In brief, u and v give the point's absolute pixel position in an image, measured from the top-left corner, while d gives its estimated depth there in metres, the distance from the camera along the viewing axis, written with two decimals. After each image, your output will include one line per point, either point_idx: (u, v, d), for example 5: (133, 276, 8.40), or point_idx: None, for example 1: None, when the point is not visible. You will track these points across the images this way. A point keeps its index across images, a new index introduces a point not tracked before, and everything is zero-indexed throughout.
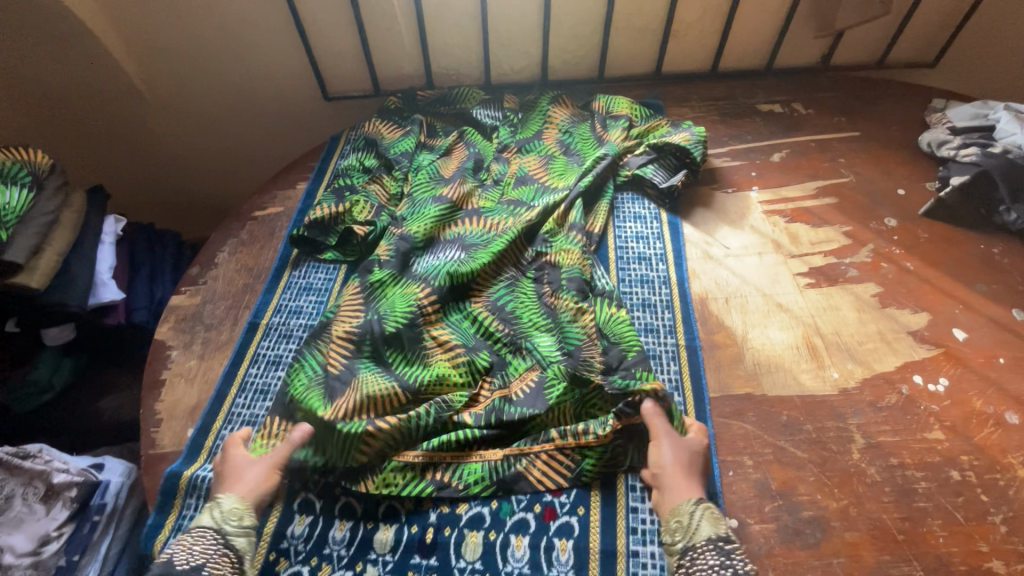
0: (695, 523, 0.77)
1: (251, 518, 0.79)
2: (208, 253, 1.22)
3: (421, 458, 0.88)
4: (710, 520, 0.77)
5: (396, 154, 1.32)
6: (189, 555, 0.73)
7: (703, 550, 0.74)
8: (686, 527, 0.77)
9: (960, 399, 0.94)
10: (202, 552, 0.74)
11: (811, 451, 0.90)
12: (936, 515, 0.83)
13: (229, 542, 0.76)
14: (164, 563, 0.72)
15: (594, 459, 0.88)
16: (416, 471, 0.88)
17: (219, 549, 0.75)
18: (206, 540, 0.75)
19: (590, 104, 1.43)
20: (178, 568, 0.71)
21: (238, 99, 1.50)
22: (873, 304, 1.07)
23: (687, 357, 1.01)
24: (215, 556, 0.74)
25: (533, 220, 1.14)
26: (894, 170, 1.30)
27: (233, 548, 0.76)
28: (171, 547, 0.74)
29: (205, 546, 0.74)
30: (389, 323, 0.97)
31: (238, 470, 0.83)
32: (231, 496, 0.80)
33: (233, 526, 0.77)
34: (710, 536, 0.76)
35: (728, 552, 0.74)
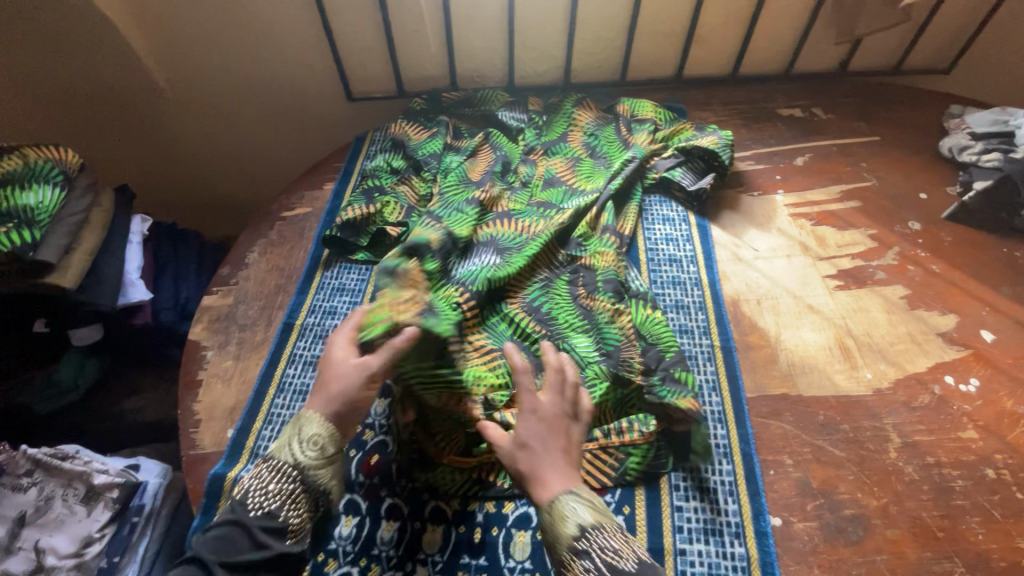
0: (559, 531, 0.69)
1: (333, 446, 0.74)
2: (238, 254, 1.22)
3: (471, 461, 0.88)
4: (570, 517, 0.69)
5: (425, 155, 1.31)
6: (263, 496, 0.70)
7: (573, 562, 0.68)
8: (553, 536, 0.70)
9: (991, 399, 0.96)
10: (276, 492, 0.70)
11: (849, 451, 0.91)
12: (974, 512, 0.85)
13: (306, 479, 0.72)
14: (239, 502, 0.70)
15: (639, 458, 0.89)
16: (466, 473, 0.88)
17: (296, 488, 0.71)
18: (282, 477, 0.71)
19: (614, 107, 1.44)
20: (252, 514, 0.69)
21: (262, 98, 1.50)
22: (902, 306, 1.09)
23: (723, 357, 1.03)
24: (292, 495, 0.71)
25: (566, 223, 1.15)
26: (915, 174, 1.32)
27: (311, 486, 0.72)
28: (248, 479, 0.72)
29: (279, 485, 0.71)
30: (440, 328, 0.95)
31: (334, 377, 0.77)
32: (313, 421, 0.74)
33: (313, 460, 0.73)
34: (572, 542, 0.68)
35: (589, 549, 0.67)
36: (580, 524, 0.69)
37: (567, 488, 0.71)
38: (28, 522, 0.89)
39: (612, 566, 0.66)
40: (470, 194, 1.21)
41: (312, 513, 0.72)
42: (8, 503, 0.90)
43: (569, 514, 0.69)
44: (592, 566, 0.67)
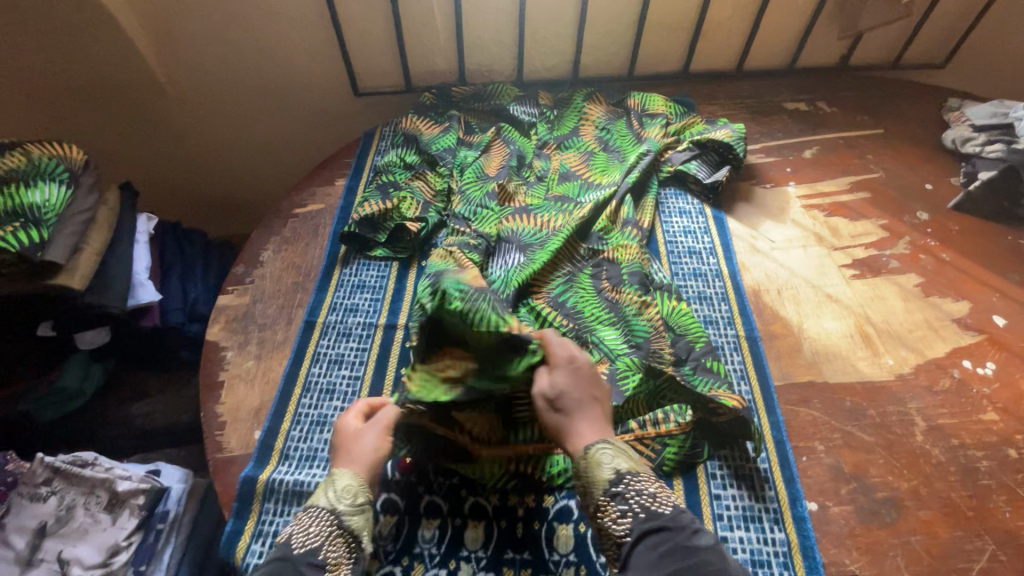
0: (595, 476, 0.72)
1: (365, 496, 0.75)
2: (252, 252, 1.20)
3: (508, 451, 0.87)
4: (606, 463, 0.72)
5: (439, 150, 1.29)
6: (304, 538, 0.70)
7: (608, 506, 0.70)
8: (588, 482, 0.72)
9: (1007, 381, 0.99)
10: (317, 534, 0.70)
11: (877, 435, 0.93)
12: (1000, 491, 0.87)
13: (344, 522, 0.72)
14: (282, 545, 0.69)
15: (675, 448, 0.90)
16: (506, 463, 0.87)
17: (334, 531, 0.71)
18: (321, 520, 0.72)
19: (624, 101, 1.42)
20: (295, 552, 0.68)
21: (265, 91, 1.46)
22: (917, 294, 1.12)
23: (749, 347, 1.04)
24: (330, 538, 0.71)
25: (586, 217, 1.15)
26: (920, 166, 1.35)
27: (347, 528, 0.72)
28: (288, 526, 0.72)
29: (319, 527, 0.71)
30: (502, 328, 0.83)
31: (356, 445, 0.79)
32: (344, 473, 0.76)
33: (347, 505, 0.73)
34: (608, 485, 0.71)
35: (626, 493, 0.70)
36: (615, 470, 0.71)
37: (597, 438, 0.74)
38: (50, 534, 0.87)
39: (648, 510, 0.68)
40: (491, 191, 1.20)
41: (351, 560, 0.72)
42: (27, 514, 0.88)
43: (605, 459, 0.72)
44: (627, 510, 0.69)
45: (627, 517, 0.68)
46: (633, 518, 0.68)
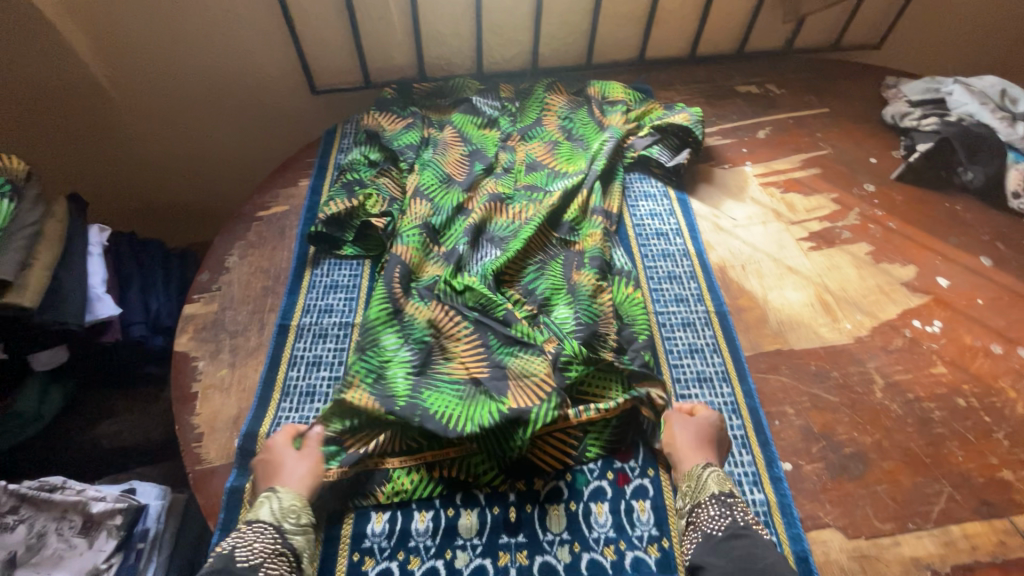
0: (703, 484, 0.81)
1: (307, 516, 0.79)
2: (216, 258, 1.16)
3: (420, 459, 0.89)
4: (716, 479, 0.81)
5: (401, 146, 1.27)
6: (250, 551, 0.71)
7: (705, 505, 0.78)
8: (695, 488, 0.81)
9: (953, 337, 1.07)
10: (263, 549, 0.72)
11: (841, 395, 0.99)
12: (953, 438, 0.94)
13: (288, 540, 0.75)
14: (226, 556, 0.70)
15: (597, 434, 0.92)
16: (421, 471, 0.88)
17: (279, 546, 0.74)
18: (267, 536, 0.74)
19: (584, 90, 1.44)
20: (241, 565, 0.69)
21: (218, 91, 1.42)
22: (869, 261, 1.19)
23: (719, 322, 1.08)
24: (274, 554, 0.73)
25: (555, 206, 1.17)
26: (864, 141, 1.43)
27: (291, 546, 0.75)
28: (231, 539, 0.73)
29: (265, 542, 0.73)
30: (467, 430, 0.85)
31: (290, 468, 0.83)
32: (290, 492, 0.80)
33: (291, 524, 0.77)
34: (716, 493, 0.79)
35: (731, 505, 0.77)
36: (724, 487, 0.80)
37: (704, 461, 0.84)
38: (21, 564, 0.84)
39: (745, 523, 0.75)
40: (460, 200, 1.18)
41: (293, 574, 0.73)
42: None
43: (715, 477, 0.81)
44: (725, 514, 0.76)
45: (725, 519, 0.76)
46: (730, 521, 0.75)
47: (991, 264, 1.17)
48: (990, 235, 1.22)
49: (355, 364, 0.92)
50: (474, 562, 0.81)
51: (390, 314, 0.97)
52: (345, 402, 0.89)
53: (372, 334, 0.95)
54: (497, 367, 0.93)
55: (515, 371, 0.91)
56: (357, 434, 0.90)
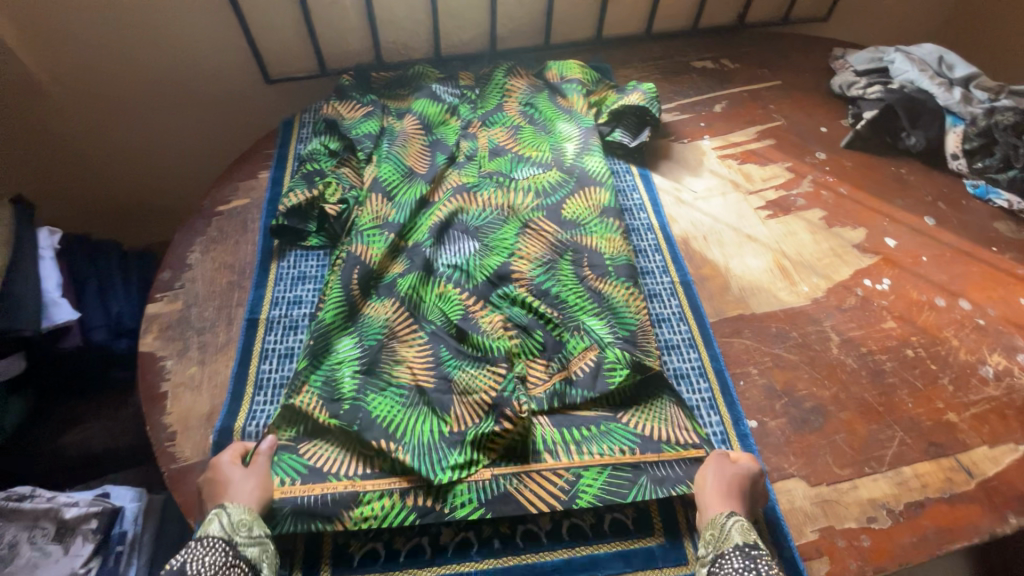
0: (725, 534, 0.79)
1: (259, 526, 0.79)
2: (177, 255, 1.13)
3: (397, 482, 0.87)
4: (740, 529, 0.78)
5: (359, 135, 1.25)
6: (201, 565, 0.72)
7: (729, 556, 0.76)
8: (718, 538, 0.79)
9: (901, 293, 1.13)
10: (214, 563, 0.73)
11: (800, 353, 1.04)
12: (904, 386, 1.01)
13: (241, 552, 0.76)
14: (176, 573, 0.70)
15: (590, 480, 0.88)
16: (395, 496, 0.86)
17: (232, 559, 0.74)
18: (218, 550, 0.74)
19: (542, 72, 1.45)
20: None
21: (165, 85, 1.37)
22: (822, 226, 1.24)
23: (684, 292, 1.12)
24: (228, 566, 0.74)
25: (521, 203, 1.20)
26: (814, 112, 1.47)
27: (245, 558, 0.76)
28: (181, 556, 0.73)
29: (216, 556, 0.73)
30: (407, 444, 0.88)
31: (234, 481, 0.82)
32: (239, 506, 0.79)
33: (244, 537, 0.77)
34: (738, 543, 0.77)
35: (754, 558, 0.74)
36: (747, 538, 0.77)
37: (731, 510, 0.81)
38: None
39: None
40: (423, 192, 1.18)
41: None
42: None
43: (739, 528, 0.79)
44: (749, 566, 0.73)
45: (746, 571, 0.73)
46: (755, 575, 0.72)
47: (934, 223, 1.24)
48: (933, 196, 1.29)
49: (307, 367, 0.95)
50: (459, 535, 0.86)
51: (346, 314, 1.01)
52: (293, 407, 0.92)
53: (326, 337, 0.98)
54: (443, 380, 0.94)
55: (460, 386, 0.93)
56: (310, 438, 0.91)
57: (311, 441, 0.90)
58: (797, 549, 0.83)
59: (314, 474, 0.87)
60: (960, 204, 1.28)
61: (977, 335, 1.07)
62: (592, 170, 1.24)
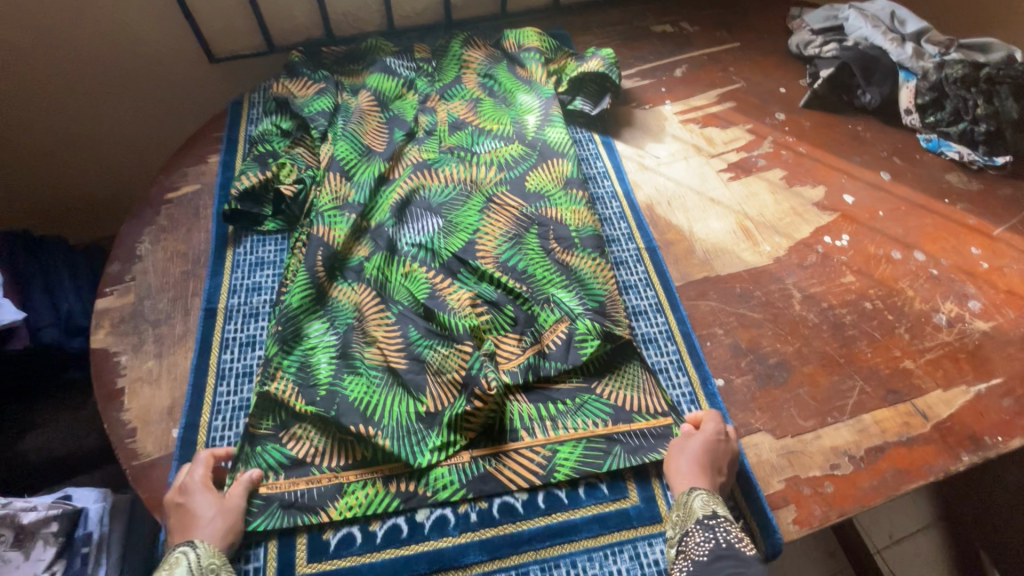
0: (689, 510, 0.80)
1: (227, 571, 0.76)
2: (125, 247, 1.08)
3: (376, 472, 0.87)
4: (702, 501, 0.80)
5: (312, 113, 1.20)
6: None
7: (692, 531, 0.77)
8: (683, 515, 0.80)
9: (859, 248, 1.15)
10: None
11: (764, 312, 1.06)
12: (862, 337, 1.04)
13: None
14: None
15: (567, 454, 0.89)
16: (378, 484, 0.86)
17: None
18: None
19: (500, 42, 1.40)
20: None
21: (97, 69, 1.29)
22: (783, 185, 1.25)
23: (649, 257, 1.12)
24: None
25: (484, 177, 1.18)
26: (773, 72, 1.48)
27: None
28: None
29: None
30: (385, 425, 0.87)
31: (202, 515, 0.78)
32: (208, 548, 0.76)
33: None
34: (700, 517, 0.78)
35: (714, 526, 0.76)
36: (709, 508, 0.79)
37: (693, 485, 0.82)
38: None
39: (731, 544, 0.73)
40: (381, 170, 1.14)
41: None
42: None
43: (701, 501, 0.80)
44: (711, 538, 0.75)
45: (709, 543, 0.74)
46: (716, 545, 0.73)
47: (889, 178, 1.27)
48: (888, 151, 1.31)
49: (276, 356, 0.92)
50: (435, 513, 0.86)
51: (313, 299, 0.98)
52: (269, 396, 0.90)
53: (295, 323, 0.96)
54: (415, 360, 0.92)
55: (433, 366, 0.92)
56: (288, 426, 0.89)
57: (288, 427, 0.89)
58: (766, 499, 0.86)
59: (297, 468, 0.86)
60: (914, 158, 1.30)
61: (931, 284, 1.11)
62: (553, 142, 1.22)
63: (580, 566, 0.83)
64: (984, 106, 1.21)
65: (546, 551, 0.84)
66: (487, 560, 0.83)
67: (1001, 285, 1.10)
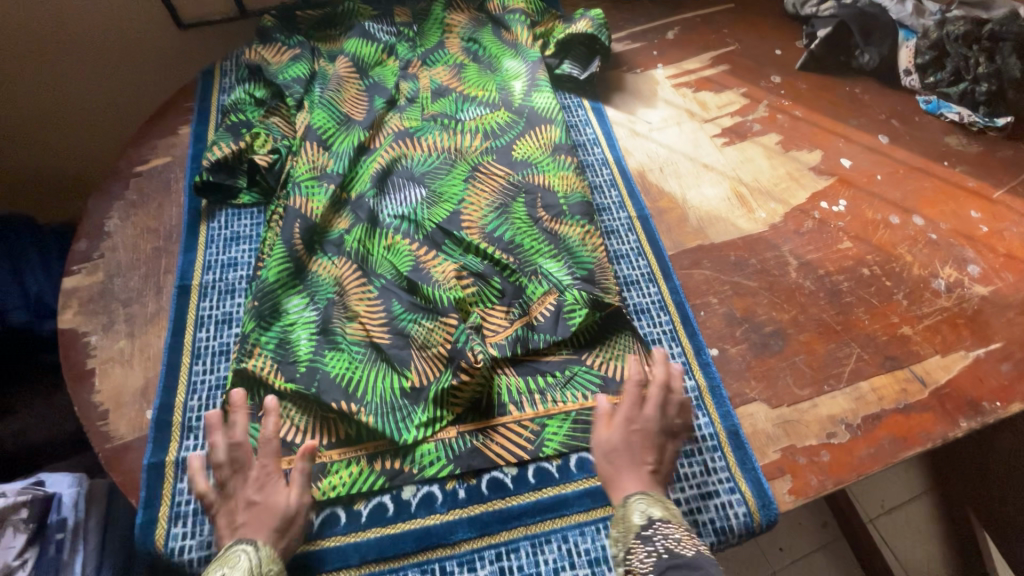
0: (626, 522, 0.70)
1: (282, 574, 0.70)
2: (93, 223, 1.03)
3: (361, 449, 0.84)
4: (639, 509, 0.71)
5: (287, 80, 1.14)
6: None
7: (632, 549, 0.67)
8: (622, 529, 0.70)
9: (857, 213, 1.12)
10: None
11: (760, 280, 1.03)
12: (860, 304, 1.01)
13: None
14: None
15: (556, 428, 0.87)
16: (362, 462, 0.83)
17: None
18: None
19: (484, 4, 1.34)
20: None
21: (57, 37, 1.22)
22: (779, 150, 1.21)
23: (641, 226, 1.09)
24: None
25: (469, 145, 1.12)
26: (769, 34, 1.42)
27: None
28: None
29: None
30: (368, 402, 0.84)
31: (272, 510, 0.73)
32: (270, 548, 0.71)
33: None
34: (637, 528, 0.68)
35: (652, 537, 0.66)
36: (647, 516, 0.70)
37: (626, 491, 0.73)
38: None
39: (672, 551, 0.63)
40: (361, 139, 1.09)
41: None
42: None
43: (637, 508, 0.71)
44: (653, 551, 0.64)
45: (651, 556, 0.64)
46: (658, 557, 0.63)
47: (888, 141, 1.23)
48: (887, 114, 1.27)
49: (253, 333, 0.89)
50: (422, 490, 0.83)
51: (292, 274, 0.94)
52: (246, 374, 0.86)
53: (272, 298, 0.91)
54: (399, 335, 0.89)
55: (418, 340, 0.88)
56: (266, 404, 0.86)
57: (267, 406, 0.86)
58: (761, 470, 0.84)
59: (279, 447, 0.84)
60: (913, 120, 1.26)
61: (930, 249, 1.08)
62: (541, 107, 1.17)
63: (572, 540, 0.81)
64: (985, 63, 1.17)
65: (536, 526, 0.82)
66: (475, 537, 0.80)
67: (1000, 249, 1.08)
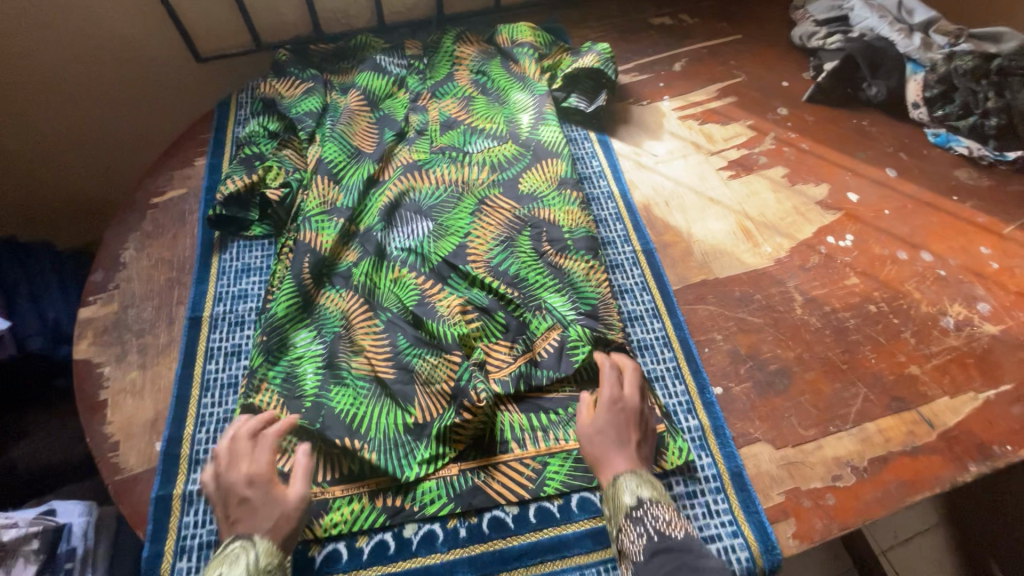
0: (617, 500, 0.77)
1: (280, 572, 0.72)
2: (109, 254, 1.06)
3: (363, 486, 0.85)
4: (628, 489, 0.77)
5: (299, 114, 1.17)
6: None
7: (624, 527, 0.76)
8: (614, 504, 0.78)
9: (863, 248, 1.12)
10: None
11: (764, 316, 1.03)
12: (866, 343, 1.00)
13: None
14: None
15: (558, 466, 0.87)
16: (364, 499, 0.84)
17: None
18: None
19: (493, 38, 1.37)
20: None
21: (82, 71, 1.26)
22: (785, 184, 1.21)
23: (646, 260, 1.09)
24: None
25: (477, 178, 1.14)
26: (775, 66, 1.43)
27: None
28: None
29: None
30: (371, 437, 0.85)
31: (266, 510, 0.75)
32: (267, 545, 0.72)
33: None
34: (629, 508, 0.76)
35: (642, 518, 0.74)
36: (636, 496, 0.77)
37: (615, 473, 0.79)
38: None
39: (662, 534, 0.72)
40: (370, 172, 1.11)
41: None
42: None
43: (626, 489, 0.77)
44: (644, 533, 0.73)
45: (642, 539, 0.73)
46: (649, 540, 0.72)
47: (896, 175, 1.22)
48: (895, 147, 1.27)
49: (261, 367, 0.90)
50: (424, 528, 0.84)
51: (301, 308, 0.96)
52: (253, 408, 0.88)
53: (280, 332, 0.93)
54: (404, 370, 0.90)
55: (422, 376, 0.89)
56: None
57: None
58: (765, 513, 0.84)
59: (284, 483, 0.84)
60: (921, 153, 1.26)
61: (938, 286, 1.07)
62: (547, 141, 1.19)
63: None
64: (994, 99, 1.17)
65: (537, 568, 0.81)
66: None
67: (1012, 287, 1.06)
